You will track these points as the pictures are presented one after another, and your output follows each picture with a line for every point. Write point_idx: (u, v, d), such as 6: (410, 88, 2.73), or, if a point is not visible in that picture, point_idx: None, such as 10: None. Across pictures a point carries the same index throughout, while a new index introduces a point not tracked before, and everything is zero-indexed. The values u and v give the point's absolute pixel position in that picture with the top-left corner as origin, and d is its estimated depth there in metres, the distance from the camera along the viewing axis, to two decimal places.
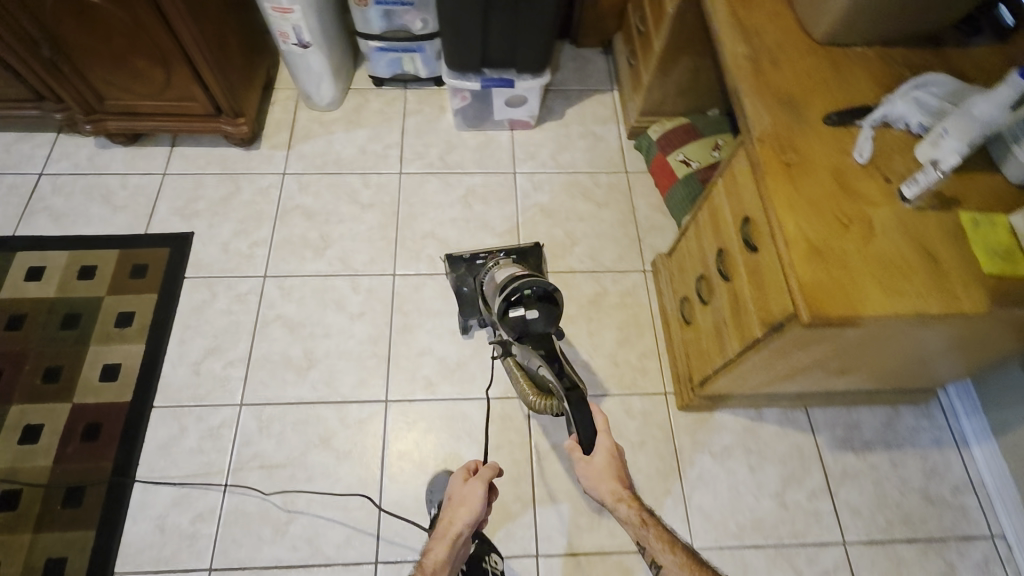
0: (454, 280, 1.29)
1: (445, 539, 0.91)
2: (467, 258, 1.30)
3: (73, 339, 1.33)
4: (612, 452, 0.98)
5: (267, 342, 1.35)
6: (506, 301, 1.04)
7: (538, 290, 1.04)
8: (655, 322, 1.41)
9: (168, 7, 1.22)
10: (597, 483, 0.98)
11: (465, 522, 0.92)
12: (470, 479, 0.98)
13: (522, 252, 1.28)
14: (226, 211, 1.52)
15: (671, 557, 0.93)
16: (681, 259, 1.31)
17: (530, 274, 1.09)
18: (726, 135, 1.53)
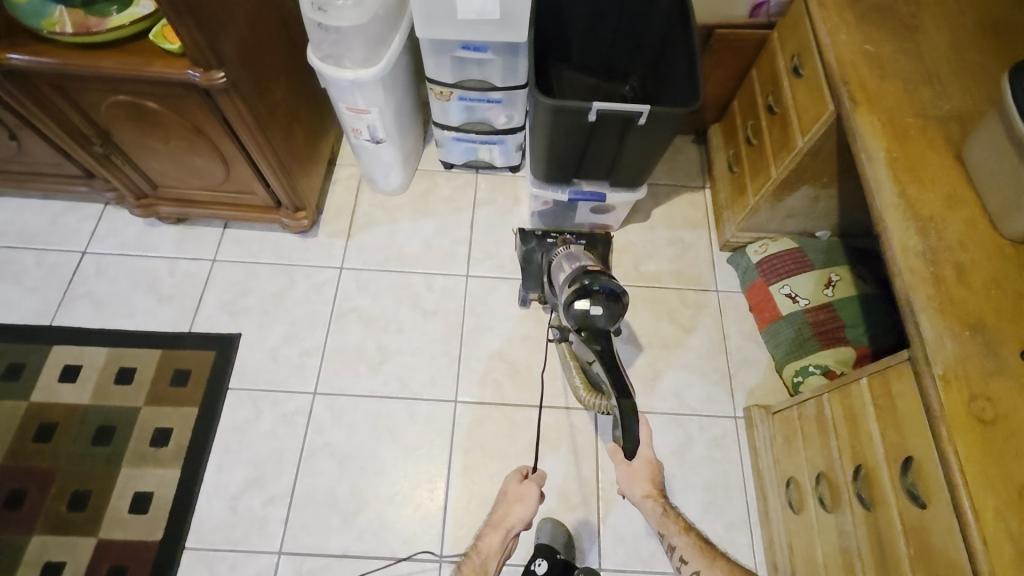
0: (523, 251, 1.33)
1: (497, 532, 0.95)
2: (539, 235, 1.34)
3: (104, 458, 1.20)
4: (649, 462, 1.04)
5: (315, 475, 1.23)
6: (575, 290, 1.02)
7: (607, 288, 1.01)
8: (748, 485, 1.24)
9: (235, 120, 1.10)
10: (631, 482, 1.04)
11: (518, 522, 0.95)
12: (525, 479, 0.99)
13: (590, 240, 1.37)
14: (277, 312, 1.40)
15: (684, 540, 1.00)
16: (788, 430, 1.15)
17: (603, 271, 1.07)
18: (841, 269, 1.36)
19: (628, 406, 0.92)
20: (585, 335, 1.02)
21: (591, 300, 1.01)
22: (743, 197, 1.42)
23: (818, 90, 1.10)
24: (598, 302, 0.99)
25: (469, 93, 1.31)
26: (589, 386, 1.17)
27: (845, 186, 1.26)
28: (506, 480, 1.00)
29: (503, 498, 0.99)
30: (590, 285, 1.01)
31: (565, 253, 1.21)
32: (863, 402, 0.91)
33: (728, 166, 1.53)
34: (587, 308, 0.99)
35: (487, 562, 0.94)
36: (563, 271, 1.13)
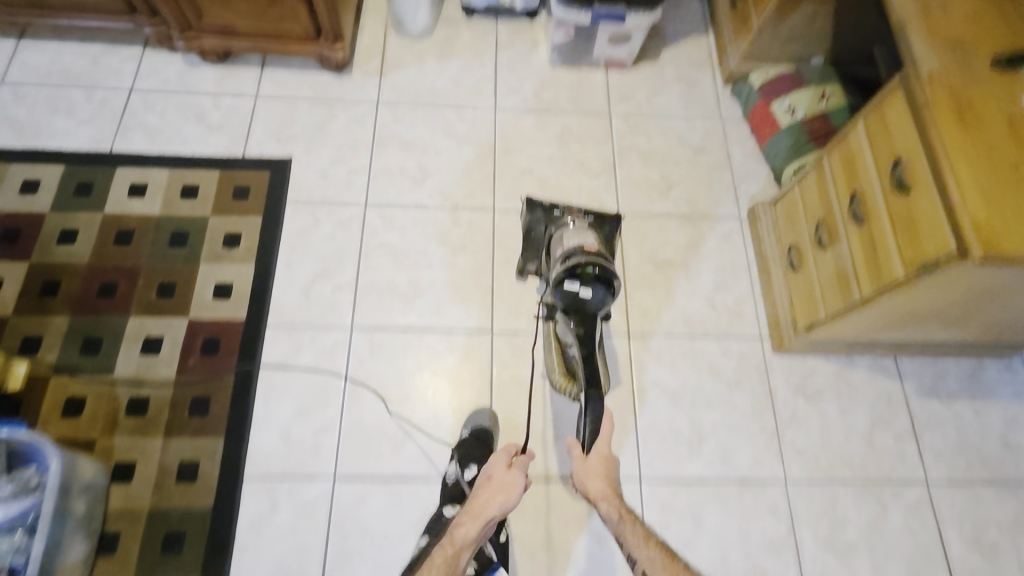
0: (528, 219, 1.45)
1: (477, 521, 0.95)
2: (547, 207, 1.47)
3: (183, 257, 1.34)
4: (604, 459, 1.06)
5: (373, 269, 1.37)
6: (567, 271, 1.15)
7: (600, 272, 1.13)
8: (751, 268, 1.43)
9: None
10: (586, 478, 1.04)
11: (499, 508, 0.96)
12: (511, 466, 1.03)
13: (599, 217, 1.46)
14: (323, 138, 1.51)
15: (644, 551, 0.96)
16: (790, 205, 1.34)
17: (598, 253, 1.19)
18: (834, 86, 1.51)
19: (593, 393, 1.09)
20: (572, 314, 1.15)
21: (580, 283, 1.13)
22: (746, 26, 1.55)
23: None
24: (585, 284, 1.13)
25: None
26: (566, 373, 1.22)
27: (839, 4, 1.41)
28: (492, 466, 1.04)
29: (487, 485, 1.00)
30: (583, 268, 1.14)
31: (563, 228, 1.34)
32: (860, 143, 1.10)
33: (731, 5, 1.65)
34: (576, 289, 1.13)
35: (462, 550, 0.94)
36: (560, 247, 1.26)
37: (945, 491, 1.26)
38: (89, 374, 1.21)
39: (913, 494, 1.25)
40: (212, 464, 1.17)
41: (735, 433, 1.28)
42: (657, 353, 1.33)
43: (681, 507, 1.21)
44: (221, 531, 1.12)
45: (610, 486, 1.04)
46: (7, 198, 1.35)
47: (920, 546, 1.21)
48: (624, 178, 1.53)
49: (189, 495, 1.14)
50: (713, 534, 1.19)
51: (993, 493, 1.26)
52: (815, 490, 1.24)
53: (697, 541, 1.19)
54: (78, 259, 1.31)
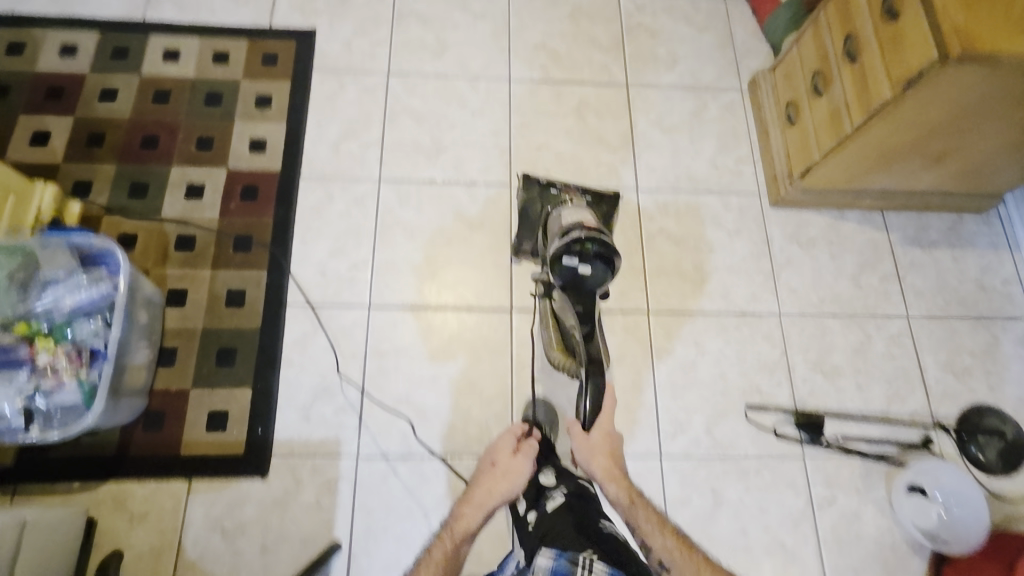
0: (523, 200, 1.36)
1: (481, 510, 1.05)
2: (543, 183, 1.37)
3: (219, 115, 1.42)
4: (607, 434, 1.12)
5: (396, 131, 1.46)
6: (565, 247, 1.12)
7: (600, 248, 1.11)
8: (751, 134, 1.53)
9: None
10: (589, 458, 1.10)
11: (502, 497, 1.06)
12: (516, 454, 1.11)
13: (596, 197, 1.37)
14: (344, 12, 1.57)
15: (660, 539, 1.02)
16: (788, 68, 1.42)
17: (598, 230, 1.16)
18: None
19: (593, 367, 1.10)
20: (570, 290, 1.14)
21: (580, 259, 1.12)
22: None
23: None
24: (585, 260, 1.11)
25: None
26: (564, 350, 1.19)
27: None
28: (497, 452, 1.13)
29: (493, 471, 1.09)
30: (583, 243, 1.11)
31: (564, 210, 1.27)
32: None
33: None
34: (575, 265, 1.11)
35: (468, 532, 1.04)
36: (559, 225, 1.22)
37: (923, 324, 1.38)
38: (138, 215, 1.31)
39: (894, 326, 1.37)
40: (258, 293, 1.28)
41: (734, 274, 1.39)
42: (663, 205, 1.44)
43: (684, 334, 1.33)
44: (270, 347, 1.24)
45: (610, 459, 1.11)
46: (49, 60, 1.42)
47: (899, 368, 1.33)
48: (632, 53, 1.60)
49: (238, 318, 1.25)
50: (713, 357, 1.32)
51: (966, 326, 1.39)
52: (806, 322, 1.36)
53: (698, 363, 1.31)
54: (121, 115, 1.39)
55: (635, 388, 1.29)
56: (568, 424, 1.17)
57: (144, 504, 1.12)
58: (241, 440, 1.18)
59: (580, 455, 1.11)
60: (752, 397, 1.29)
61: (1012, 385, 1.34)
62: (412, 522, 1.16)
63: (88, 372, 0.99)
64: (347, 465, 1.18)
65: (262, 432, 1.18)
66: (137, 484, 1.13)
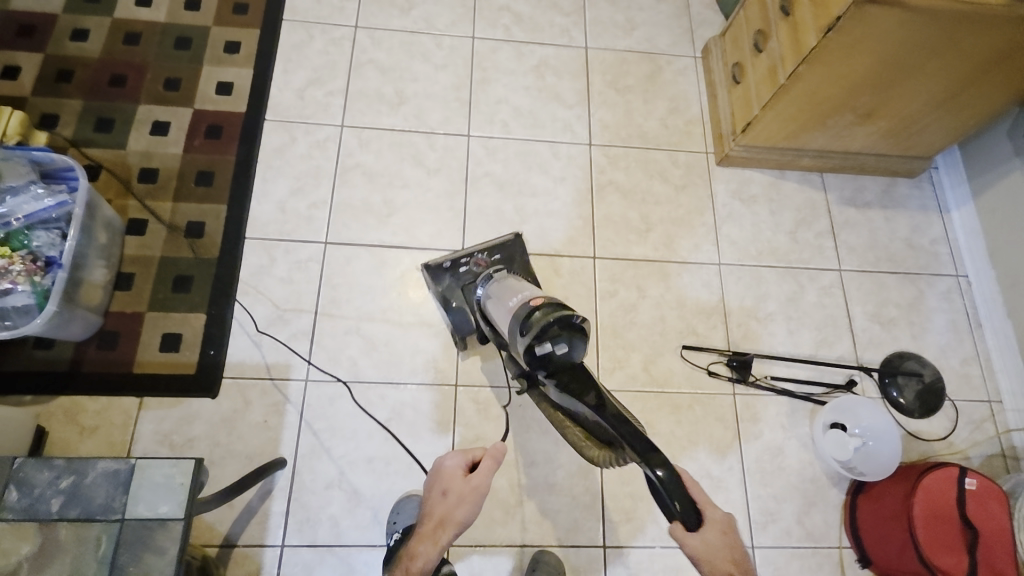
0: (442, 293, 1.25)
1: (435, 546, 0.88)
2: (448, 267, 1.27)
3: (188, 58, 1.47)
4: (724, 532, 0.74)
5: (361, 81, 1.51)
6: (529, 338, 0.88)
7: (564, 322, 0.87)
8: (702, 97, 1.61)
9: None
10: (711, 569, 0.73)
11: (456, 529, 0.89)
12: (469, 481, 0.93)
13: (507, 255, 1.29)
14: None
15: None
16: (736, 31, 1.50)
17: (549, 304, 0.92)
18: None
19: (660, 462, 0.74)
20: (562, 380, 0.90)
21: (551, 341, 0.87)
22: None
23: None
24: (557, 338, 0.86)
25: None
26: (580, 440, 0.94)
27: None
28: (446, 479, 0.94)
29: (444, 500, 0.93)
30: (544, 325, 0.87)
31: (496, 290, 1.11)
32: None
33: None
34: (551, 351, 0.86)
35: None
36: (507, 313, 0.99)
37: (854, 278, 1.45)
38: (103, 147, 1.35)
39: (827, 279, 1.45)
40: (217, 225, 1.32)
41: (678, 225, 1.46)
42: (614, 160, 1.51)
43: (628, 278, 1.40)
44: (227, 275, 1.29)
45: (733, 566, 0.75)
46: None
47: (829, 316, 1.41)
48: (593, 18, 1.67)
49: (196, 248, 1.30)
50: (654, 300, 1.38)
51: (895, 281, 1.46)
52: (744, 272, 1.43)
53: (639, 305, 1.37)
54: (91, 53, 1.43)
55: None
56: (669, 530, 0.74)
57: (94, 419, 1.16)
58: (193, 361, 1.21)
59: (696, 564, 0.75)
60: (688, 338, 1.35)
61: (934, 335, 1.41)
62: (355, 443, 1.21)
63: (42, 277, 1.04)
64: (295, 387, 1.23)
65: (214, 355, 1.22)
66: (88, 398, 1.16)
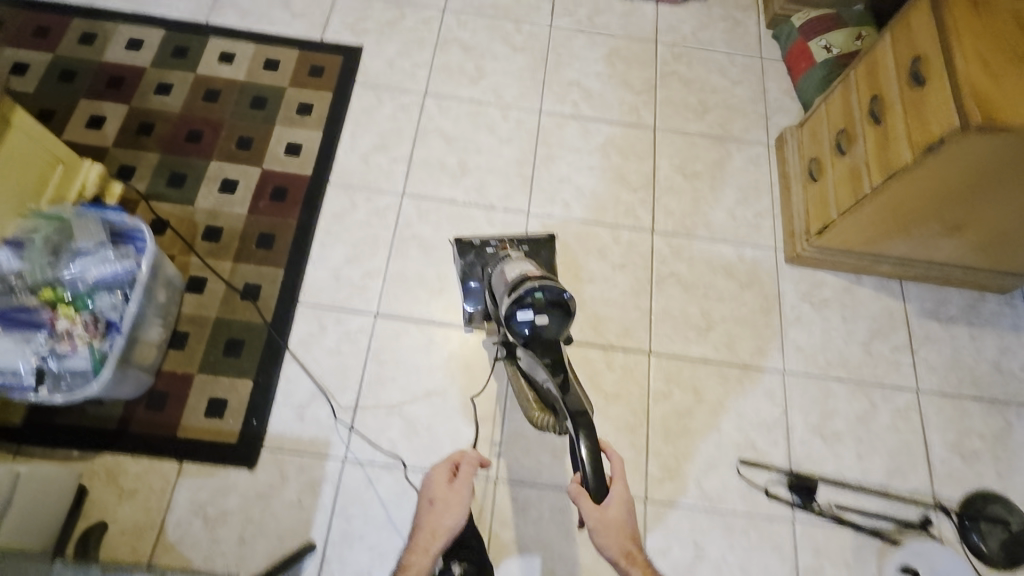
0: (462, 266, 1.27)
1: (428, 555, 0.92)
2: (478, 245, 1.28)
3: (262, 117, 1.50)
4: (626, 508, 0.90)
5: (426, 149, 1.51)
6: (515, 301, 0.96)
7: (550, 295, 0.95)
8: (773, 187, 1.54)
9: None
10: (608, 537, 0.88)
11: (447, 534, 0.95)
12: (455, 486, 1.01)
13: (533, 243, 1.29)
14: (392, 33, 1.65)
15: None
16: (815, 125, 1.43)
17: (545, 277, 1.00)
18: (870, 29, 1.59)
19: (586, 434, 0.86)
20: (533, 347, 0.97)
21: (533, 310, 0.95)
22: None
23: None
24: (541, 310, 0.95)
25: None
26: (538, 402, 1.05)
27: None
28: (433, 486, 1.02)
29: (432, 507, 1.00)
30: (531, 295, 0.95)
31: (504, 267, 1.14)
32: (883, 50, 1.19)
33: None
34: (532, 319, 0.95)
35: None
36: (502, 279, 1.07)
37: (933, 400, 1.34)
38: (173, 202, 1.38)
39: (902, 398, 1.34)
40: (273, 289, 1.32)
41: (741, 325, 1.39)
42: (677, 249, 1.45)
43: (684, 379, 1.32)
44: (277, 342, 1.28)
45: (631, 538, 0.90)
46: (116, 52, 1.53)
47: (903, 443, 1.29)
48: (663, 98, 1.64)
49: (250, 311, 1.30)
50: (711, 406, 1.30)
51: (979, 408, 1.34)
52: (810, 383, 1.34)
53: (695, 411, 1.30)
54: (171, 108, 1.48)
55: (627, 428, 1.28)
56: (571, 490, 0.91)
57: (134, 482, 1.15)
58: (235, 430, 1.20)
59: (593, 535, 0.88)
60: (746, 453, 1.27)
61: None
62: (387, 534, 1.16)
63: (101, 342, 1.04)
64: (333, 468, 1.20)
65: (256, 425, 1.21)
66: (130, 460, 1.16)
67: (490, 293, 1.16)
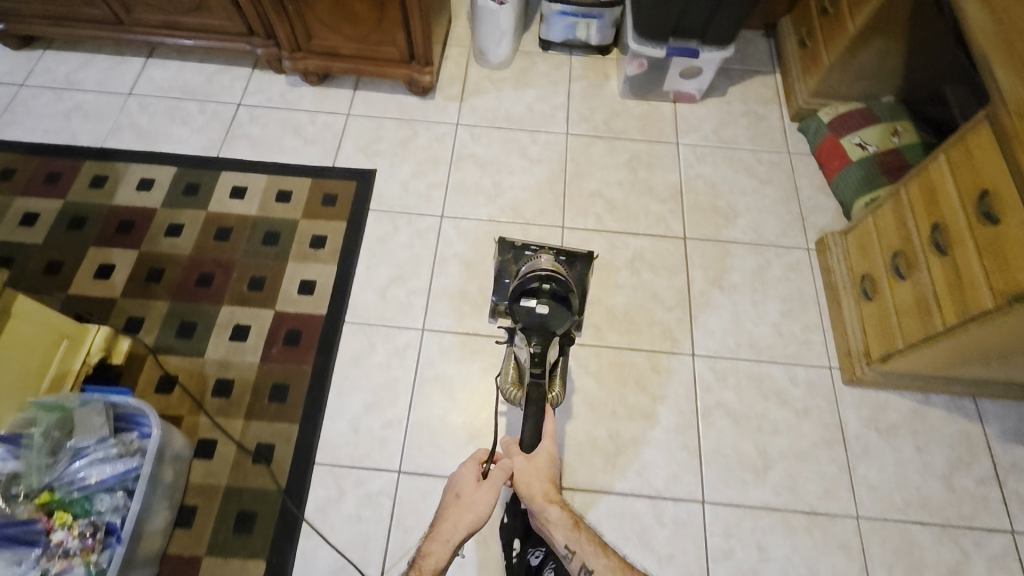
0: (498, 262, 1.17)
1: (449, 547, 0.92)
2: (518, 244, 1.18)
3: (274, 254, 1.45)
4: (552, 458, 1.02)
5: (445, 277, 1.44)
6: (522, 288, 1.05)
7: (557, 290, 1.04)
8: (820, 298, 1.42)
9: None
10: (530, 481, 0.99)
11: (467, 530, 0.93)
12: (483, 484, 0.98)
13: (570, 255, 1.15)
14: (405, 153, 1.62)
15: (602, 561, 0.94)
16: (863, 237, 1.34)
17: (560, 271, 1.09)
18: (905, 122, 1.53)
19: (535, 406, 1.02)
20: (529, 332, 1.05)
21: (536, 299, 1.04)
22: (817, 64, 1.61)
23: None
24: (544, 300, 1.03)
25: None
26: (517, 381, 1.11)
27: (909, 42, 1.45)
28: (461, 482, 1.00)
29: (456, 502, 0.97)
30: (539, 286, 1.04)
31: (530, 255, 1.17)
32: (942, 173, 1.11)
33: (800, 45, 1.71)
34: (533, 306, 1.04)
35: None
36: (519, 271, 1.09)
37: None
38: (182, 355, 1.31)
39: (997, 544, 1.17)
40: (287, 449, 1.22)
41: (802, 462, 1.24)
42: (722, 375, 1.33)
43: (745, 533, 1.18)
44: (292, 513, 1.16)
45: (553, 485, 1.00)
46: (127, 194, 1.51)
47: None
48: (690, 204, 1.56)
49: (263, 477, 1.20)
50: (779, 565, 1.15)
51: None
52: (889, 530, 1.18)
53: (761, 572, 1.15)
54: (182, 250, 1.44)
55: None
56: (504, 442, 1.05)
57: None
58: None
59: (519, 481, 0.99)
60: None
61: None
62: None
63: (98, 555, 0.94)
64: None
65: None
66: None
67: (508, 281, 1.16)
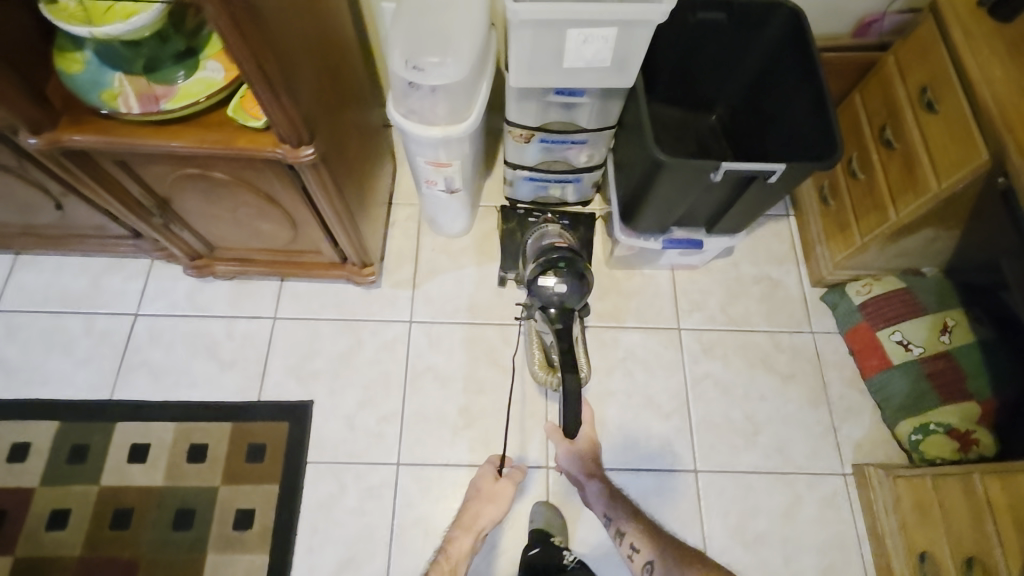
0: (504, 230, 1.41)
1: (469, 532, 1.10)
2: (520, 213, 1.43)
3: (187, 545, 1.15)
4: (592, 441, 1.19)
5: (407, 555, 1.17)
6: (539, 267, 1.09)
7: (573, 267, 1.08)
8: (865, 551, 1.17)
9: (328, 210, 1.03)
10: (574, 461, 1.18)
11: (489, 518, 1.12)
12: (500, 479, 1.17)
13: (574, 219, 1.42)
14: (348, 372, 1.31)
15: (633, 525, 1.09)
16: (921, 500, 1.08)
17: (570, 249, 1.15)
18: (956, 312, 1.25)
19: (572, 383, 0.95)
20: (551, 312, 1.06)
21: (555, 275, 1.07)
22: (845, 235, 1.29)
23: (965, 135, 1.00)
24: (565, 278, 1.06)
25: (551, 135, 1.16)
26: (546, 363, 1.21)
27: (969, 229, 1.15)
28: (480, 478, 1.17)
29: (478, 496, 1.15)
30: (554, 265, 1.09)
31: (547, 234, 1.25)
32: None
33: (820, 197, 1.39)
34: (554, 284, 1.06)
35: (459, 563, 1.07)
36: (535, 247, 1.23)
37: None
38: None
39: None
40: None
41: None
42: None
43: None
44: None
45: (596, 465, 1.18)
46: None
47: None
48: (699, 418, 1.29)
49: None
50: None
51: None
52: None
53: None
54: (69, 552, 1.14)
55: None
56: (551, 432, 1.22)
57: None
58: None
59: (569, 459, 1.18)
60: None
61: None
62: None
63: None
64: None
65: None
66: None
67: (523, 260, 1.29)
